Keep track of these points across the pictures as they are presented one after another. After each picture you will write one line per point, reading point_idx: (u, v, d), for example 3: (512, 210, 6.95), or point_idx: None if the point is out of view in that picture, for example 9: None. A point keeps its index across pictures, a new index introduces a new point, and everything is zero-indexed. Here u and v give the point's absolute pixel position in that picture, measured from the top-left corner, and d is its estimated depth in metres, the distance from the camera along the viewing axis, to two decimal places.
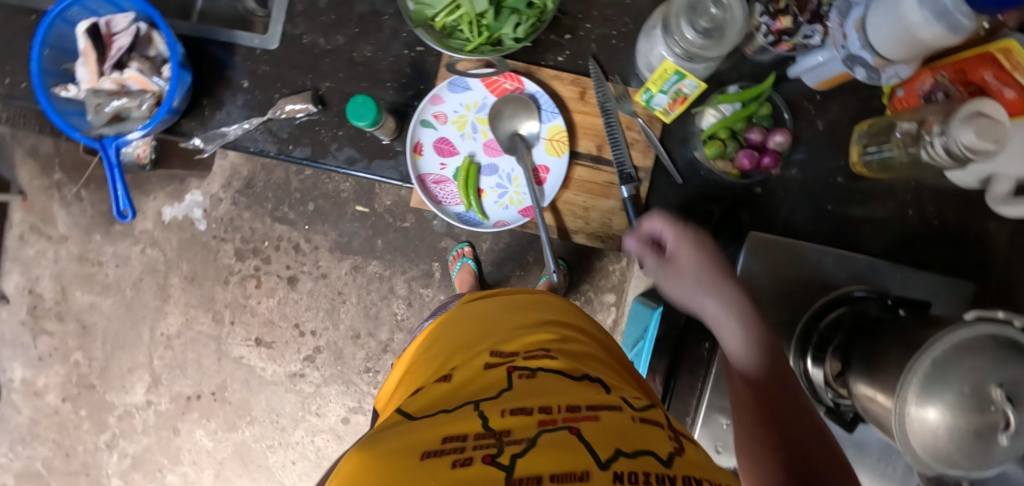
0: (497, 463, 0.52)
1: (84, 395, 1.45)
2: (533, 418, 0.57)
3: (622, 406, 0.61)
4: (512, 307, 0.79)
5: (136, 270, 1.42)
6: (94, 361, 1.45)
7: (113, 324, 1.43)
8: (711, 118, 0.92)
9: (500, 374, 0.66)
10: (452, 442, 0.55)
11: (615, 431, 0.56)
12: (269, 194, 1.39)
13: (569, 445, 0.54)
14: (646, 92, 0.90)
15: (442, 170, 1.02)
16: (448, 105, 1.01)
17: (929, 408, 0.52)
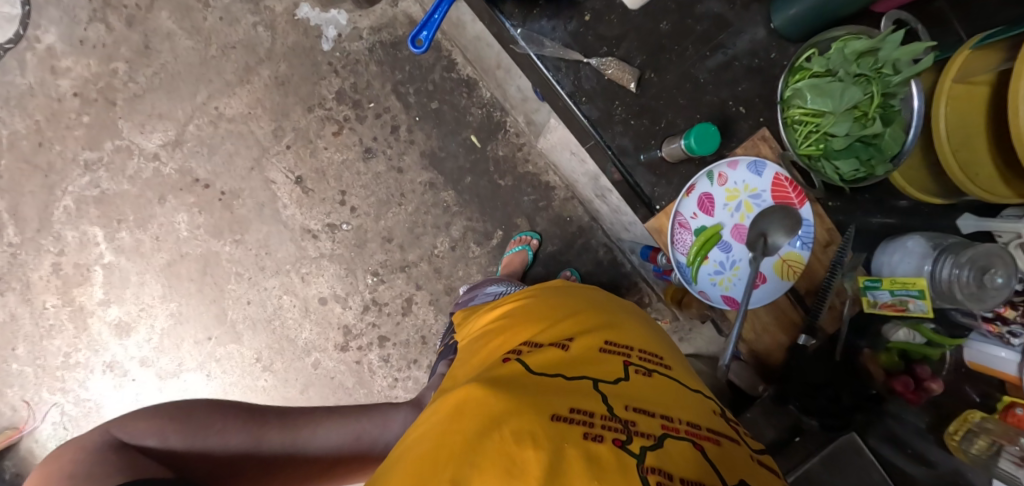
0: (625, 451, 0.50)
1: (99, 105, 1.31)
2: (659, 420, 0.53)
3: (742, 439, 0.57)
4: (633, 301, 0.74)
5: (234, 36, 1.31)
6: (132, 84, 1.31)
7: (176, 65, 1.31)
8: (900, 336, 0.79)
9: (619, 356, 0.60)
10: (579, 415, 0.53)
11: (738, 462, 0.53)
12: (407, 66, 1.34)
13: (694, 461, 0.50)
14: (872, 280, 0.78)
15: (688, 219, 0.83)
16: (736, 170, 0.83)
17: None
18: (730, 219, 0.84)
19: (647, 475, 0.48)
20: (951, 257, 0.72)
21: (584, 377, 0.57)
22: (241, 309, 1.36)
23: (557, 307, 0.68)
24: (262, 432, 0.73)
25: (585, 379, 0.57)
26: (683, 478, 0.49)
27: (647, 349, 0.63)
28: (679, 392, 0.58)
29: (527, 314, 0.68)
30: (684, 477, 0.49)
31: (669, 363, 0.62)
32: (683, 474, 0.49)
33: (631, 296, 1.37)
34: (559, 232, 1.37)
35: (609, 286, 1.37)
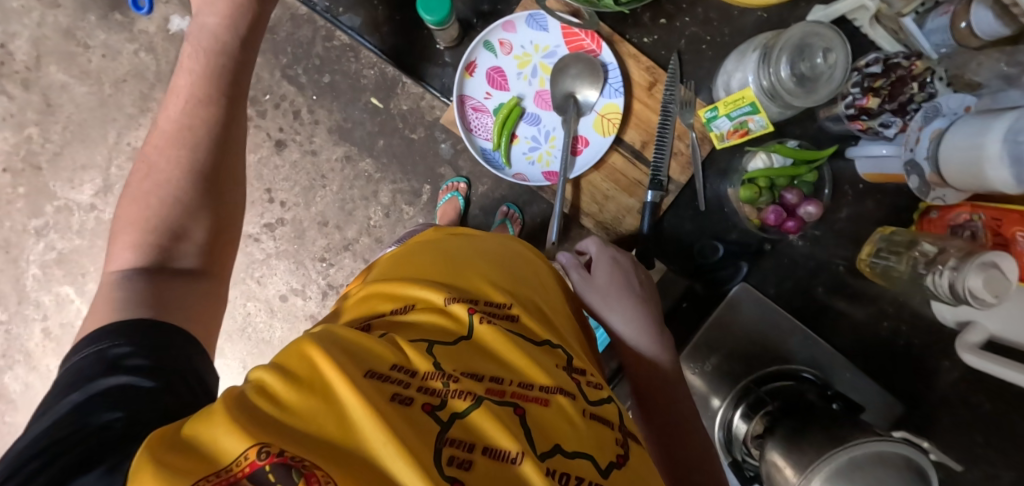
0: (434, 414, 0.50)
1: (28, 173, 1.37)
2: (482, 384, 0.54)
3: (580, 393, 0.58)
4: (501, 243, 0.74)
5: (122, 69, 1.33)
6: (48, 144, 1.36)
7: (80, 113, 1.35)
8: (758, 163, 0.88)
9: (461, 312, 0.61)
10: (398, 378, 0.52)
11: (558, 421, 0.53)
12: (287, 47, 1.31)
13: (511, 424, 0.50)
14: (712, 111, 0.87)
15: (486, 99, 1.00)
16: (518, 38, 0.99)
17: None
18: (530, 87, 1.00)
19: (446, 440, 0.48)
20: (769, 67, 0.79)
21: (417, 342, 0.57)
22: None
23: (411, 269, 0.69)
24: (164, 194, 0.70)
25: (417, 343, 0.57)
26: (486, 442, 0.49)
27: (490, 305, 0.63)
28: (516, 349, 0.58)
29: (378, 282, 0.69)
30: (491, 440, 0.49)
31: (511, 317, 0.63)
32: (491, 436, 0.49)
33: None
34: (485, 169, 1.32)
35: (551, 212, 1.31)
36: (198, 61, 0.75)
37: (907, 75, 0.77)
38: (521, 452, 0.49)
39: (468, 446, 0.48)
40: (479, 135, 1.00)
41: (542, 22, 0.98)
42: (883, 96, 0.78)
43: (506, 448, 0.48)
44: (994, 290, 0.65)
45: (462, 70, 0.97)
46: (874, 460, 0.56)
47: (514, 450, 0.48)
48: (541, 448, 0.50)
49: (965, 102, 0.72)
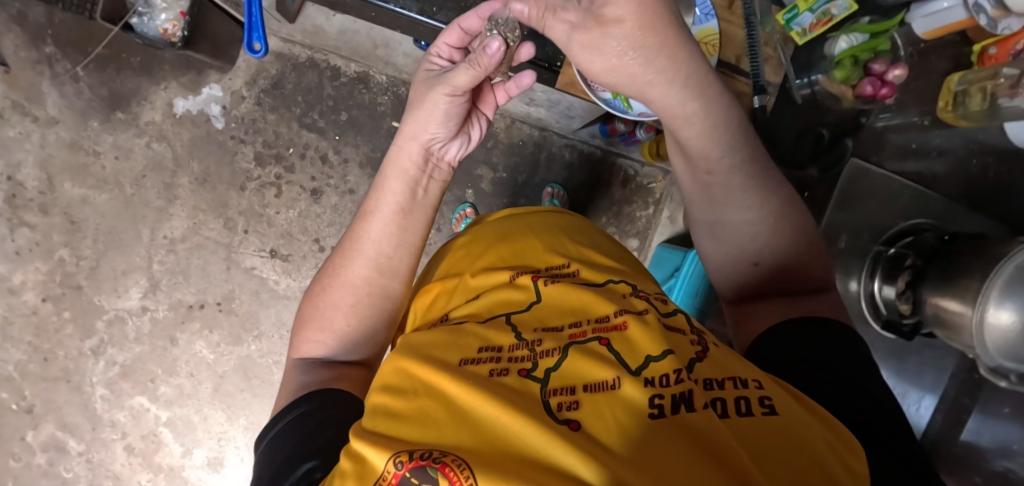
0: (531, 377, 0.48)
1: (69, 296, 1.33)
2: (564, 333, 0.53)
3: (650, 307, 0.56)
4: (545, 220, 0.76)
5: (138, 165, 1.31)
6: (83, 261, 1.33)
7: (107, 222, 1.32)
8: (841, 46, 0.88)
9: (528, 282, 0.61)
10: (487, 352, 0.52)
11: (644, 336, 0.50)
12: (298, 97, 1.32)
13: (603, 355, 0.48)
14: (791, 11, 0.87)
15: None
16: None
17: (1004, 312, 0.63)
18: None
19: (550, 393, 0.46)
20: None
21: (494, 318, 0.57)
22: None
23: (467, 263, 0.70)
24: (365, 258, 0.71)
25: (493, 320, 0.57)
26: (586, 382, 0.46)
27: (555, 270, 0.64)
28: (587, 293, 0.57)
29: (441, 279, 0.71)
30: (586, 377, 0.46)
31: (574, 272, 0.63)
32: (586, 375, 0.46)
33: (616, 176, 1.38)
34: (519, 158, 1.36)
35: (591, 179, 1.38)
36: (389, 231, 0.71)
37: None
38: (618, 377, 0.46)
39: (571, 392, 0.46)
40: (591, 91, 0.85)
41: None
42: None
43: (602, 378, 0.46)
44: None
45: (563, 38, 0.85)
46: None
47: (611, 378, 0.46)
48: (633, 364, 0.47)
49: None
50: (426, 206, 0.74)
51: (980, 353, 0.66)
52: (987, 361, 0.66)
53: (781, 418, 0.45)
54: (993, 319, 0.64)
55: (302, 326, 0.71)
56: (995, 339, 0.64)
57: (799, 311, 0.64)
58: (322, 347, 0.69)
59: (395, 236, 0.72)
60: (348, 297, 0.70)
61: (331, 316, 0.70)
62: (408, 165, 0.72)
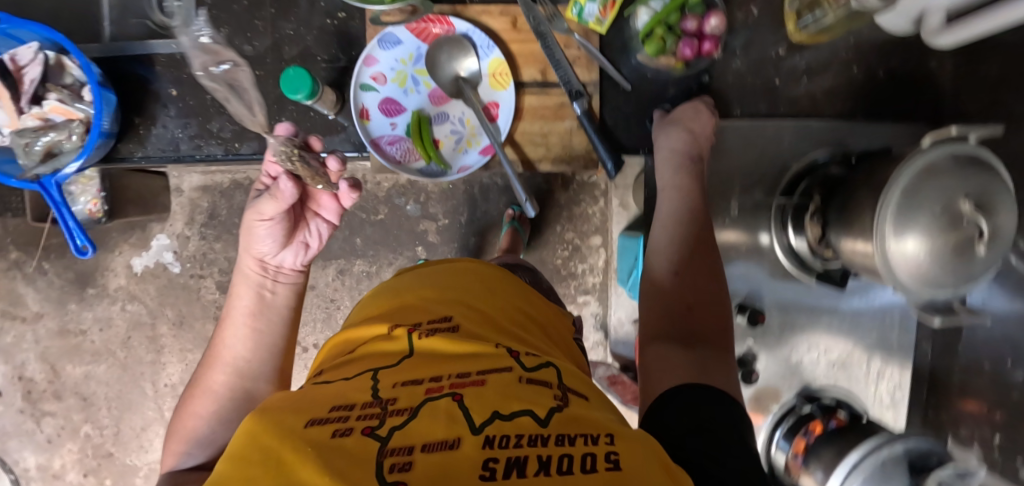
0: (373, 435, 0.42)
1: (104, 465, 1.42)
2: (420, 386, 0.47)
3: (516, 364, 0.51)
4: (437, 268, 0.70)
5: (121, 329, 1.39)
6: (105, 430, 1.42)
7: (113, 388, 1.40)
8: (645, 18, 0.71)
9: (402, 334, 0.56)
10: (337, 410, 0.45)
11: (503, 396, 0.45)
12: (235, 219, 1.36)
13: (451, 415, 0.43)
14: (574, 8, 0.71)
15: (394, 129, 0.76)
16: (384, 64, 0.75)
17: (908, 240, 0.57)
18: (423, 97, 0.77)
19: (385, 452, 0.40)
20: None
21: (359, 373, 0.51)
22: None
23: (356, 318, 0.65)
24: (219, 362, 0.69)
25: (358, 376, 0.51)
26: (424, 441, 0.41)
27: (435, 324, 0.58)
28: (462, 350, 0.53)
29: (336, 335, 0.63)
30: (429, 436, 0.41)
31: (455, 326, 0.57)
32: (427, 436, 0.41)
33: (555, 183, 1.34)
34: (455, 200, 1.34)
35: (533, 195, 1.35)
36: (243, 334, 0.70)
37: None
38: (458, 437, 0.41)
39: (408, 452, 0.40)
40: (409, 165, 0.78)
41: (393, 36, 0.75)
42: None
43: (441, 438, 0.41)
44: None
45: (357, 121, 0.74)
46: (924, 177, 0.57)
47: (450, 438, 0.41)
48: (477, 421, 0.43)
49: None
50: (280, 307, 0.74)
51: (898, 288, 0.60)
52: (917, 299, 0.59)
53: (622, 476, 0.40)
54: (899, 251, 0.57)
55: (170, 440, 0.65)
56: (908, 271, 0.57)
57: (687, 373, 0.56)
58: (182, 456, 0.63)
59: (249, 339, 0.70)
60: (209, 405, 0.66)
61: (193, 426, 0.64)
62: (251, 275, 0.73)
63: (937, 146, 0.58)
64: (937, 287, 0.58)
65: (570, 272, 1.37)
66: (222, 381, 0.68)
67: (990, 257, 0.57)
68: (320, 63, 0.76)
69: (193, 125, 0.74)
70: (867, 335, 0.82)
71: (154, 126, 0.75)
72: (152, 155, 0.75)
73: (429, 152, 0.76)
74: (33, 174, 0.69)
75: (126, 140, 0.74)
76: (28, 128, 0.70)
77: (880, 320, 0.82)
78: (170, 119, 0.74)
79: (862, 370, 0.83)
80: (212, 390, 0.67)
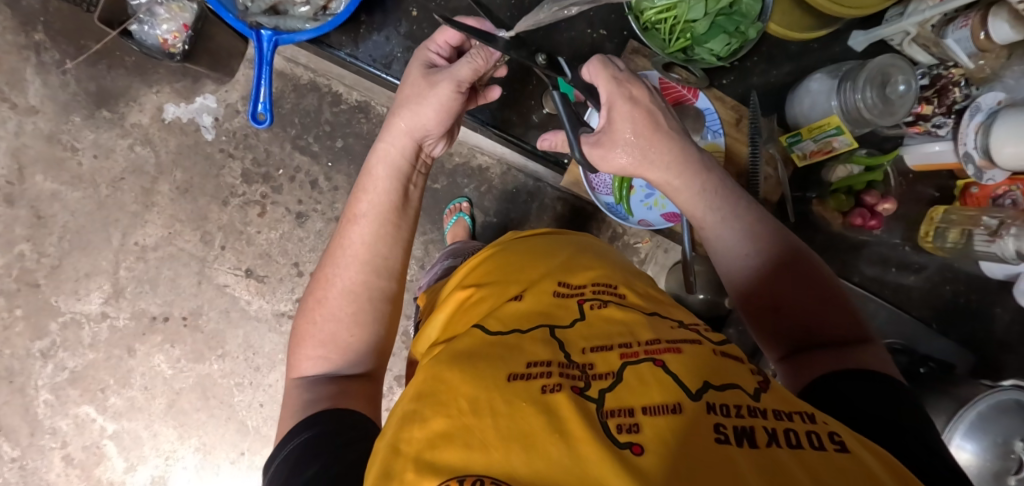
0: (586, 396, 0.46)
1: (23, 293, 1.27)
2: (614, 351, 0.50)
3: (703, 337, 0.53)
4: (585, 245, 0.72)
5: (118, 167, 1.27)
6: (44, 258, 1.27)
7: (77, 221, 1.26)
8: (839, 174, 0.89)
9: (570, 302, 0.57)
10: (536, 367, 0.49)
11: (705, 365, 0.48)
12: (295, 119, 1.29)
13: (653, 379, 0.46)
14: (794, 136, 0.87)
15: None
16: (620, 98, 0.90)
17: (965, 450, 0.68)
18: None
19: (606, 413, 0.44)
20: (851, 92, 0.79)
21: (536, 330, 0.54)
22: (258, 413, 1.35)
23: (498, 273, 0.66)
24: (346, 256, 0.68)
25: (534, 331, 0.53)
26: (642, 404, 0.45)
27: (599, 286, 0.60)
28: (639, 316, 0.54)
29: (479, 288, 0.66)
30: (646, 400, 0.45)
31: (620, 294, 0.59)
32: (644, 399, 0.45)
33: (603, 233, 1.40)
34: (511, 205, 1.36)
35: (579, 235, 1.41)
36: (367, 222, 0.69)
37: (948, 82, 0.85)
38: (678, 401, 0.45)
39: (629, 414, 0.44)
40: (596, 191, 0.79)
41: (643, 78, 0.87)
42: (934, 103, 0.85)
43: (661, 403, 0.44)
44: None
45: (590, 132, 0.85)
46: (996, 411, 0.69)
47: (671, 402, 0.44)
48: (693, 388, 0.46)
49: (997, 98, 0.84)
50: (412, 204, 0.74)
51: None
52: None
53: (855, 457, 0.42)
54: (954, 456, 0.69)
55: (300, 342, 0.65)
56: None
57: (840, 361, 0.58)
58: (316, 363, 0.63)
59: (378, 236, 0.69)
60: (344, 305, 0.65)
61: (324, 326, 0.64)
62: (399, 158, 0.74)
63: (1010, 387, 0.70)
64: None
65: None
66: (350, 277, 0.67)
67: None
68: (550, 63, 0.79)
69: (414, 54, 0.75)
70: None
71: None
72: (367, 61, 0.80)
73: (623, 192, 0.77)
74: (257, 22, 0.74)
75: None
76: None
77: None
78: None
79: None
80: (340, 285, 0.66)
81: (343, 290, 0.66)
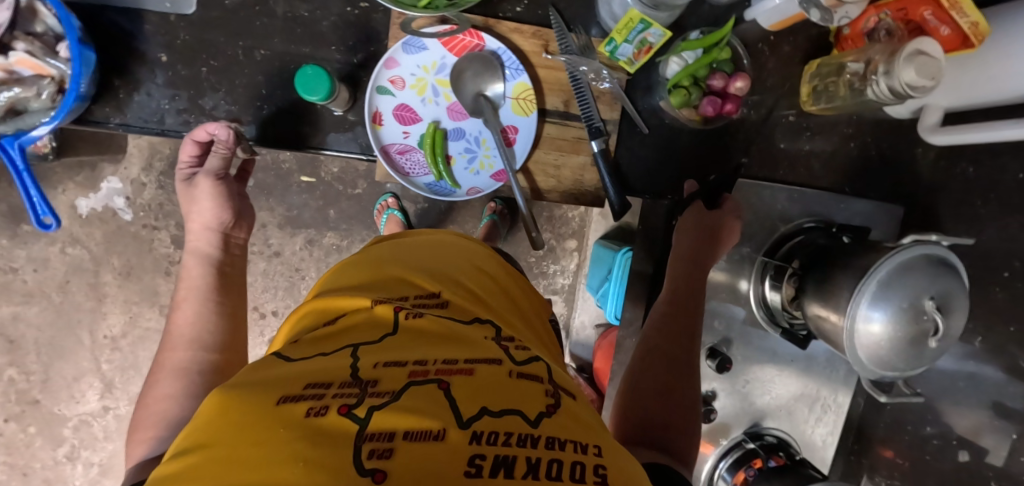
0: (351, 416, 0.39)
1: (28, 412, 1.35)
2: (405, 368, 0.44)
3: (506, 356, 0.48)
4: (429, 244, 0.65)
5: (60, 273, 1.30)
6: (32, 375, 1.34)
7: (45, 333, 1.32)
8: (675, 69, 0.67)
9: (386, 311, 0.52)
10: (313, 387, 0.42)
11: (496, 387, 0.43)
12: None
13: (432, 403, 0.40)
14: (609, 44, 0.66)
15: (405, 138, 0.70)
16: (404, 66, 0.68)
17: (875, 323, 0.60)
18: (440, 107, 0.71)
19: (364, 436, 0.38)
20: None
21: (339, 349, 0.48)
22: None
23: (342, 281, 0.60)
24: (175, 340, 0.64)
25: (337, 353, 0.47)
26: (408, 429, 0.38)
27: (422, 299, 0.56)
28: (449, 331, 0.50)
29: (313, 297, 0.59)
30: (411, 423, 0.39)
31: (442, 302, 0.55)
32: (412, 422, 0.39)
33: None
34: None
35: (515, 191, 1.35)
36: (194, 303, 0.67)
37: None
38: (443, 428, 0.39)
39: (389, 440, 0.37)
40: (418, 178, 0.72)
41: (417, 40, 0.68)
42: None
43: (424, 427, 0.38)
44: (929, 75, 0.61)
45: (369, 127, 0.68)
46: (900, 272, 0.60)
47: (437, 428, 0.39)
48: (465, 414, 0.40)
49: None
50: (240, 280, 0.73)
51: (853, 363, 0.63)
52: (869, 375, 0.63)
53: None
54: (864, 331, 0.61)
55: (135, 431, 0.59)
56: (868, 350, 0.61)
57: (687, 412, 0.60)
58: (151, 444, 0.56)
59: (204, 313, 0.67)
60: (173, 384, 0.60)
61: (160, 407, 0.59)
62: (211, 248, 0.72)
63: (916, 243, 0.61)
64: (888, 369, 0.61)
65: (541, 271, 1.34)
66: (179, 356, 0.63)
67: (938, 349, 0.60)
68: (332, 53, 0.68)
69: (183, 98, 0.67)
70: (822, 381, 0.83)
71: (136, 93, 0.66)
72: (129, 124, 0.67)
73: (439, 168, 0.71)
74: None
75: (102, 103, 0.65)
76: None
77: (827, 370, 0.83)
78: (156, 87, 0.66)
79: (804, 414, 0.84)
80: (172, 364, 0.62)
81: (174, 371, 0.62)
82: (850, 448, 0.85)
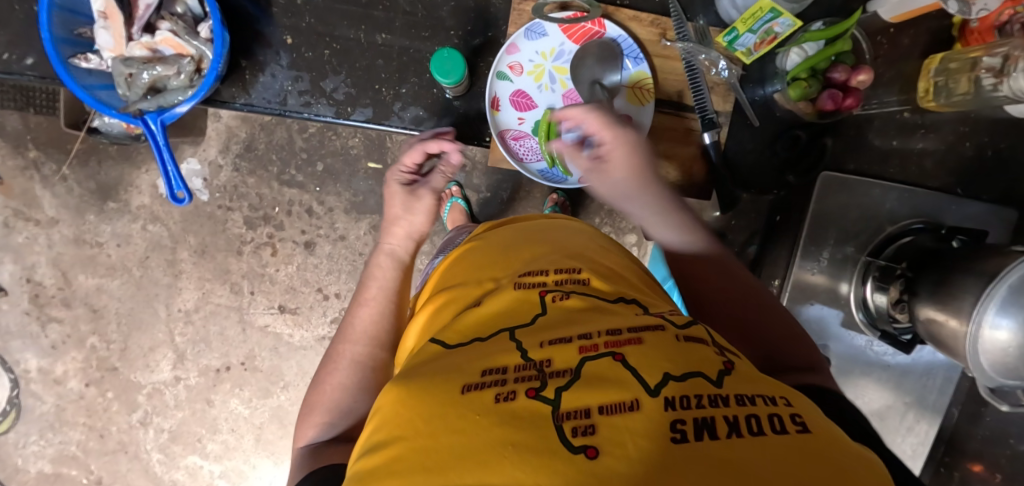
0: (541, 398, 0.37)
1: (107, 378, 1.40)
2: (572, 342, 0.41)
3: (665, 319, 0.44)
4: (546, 226, 0.61)
5: (140, 248, 1.35)
6: (112, 344, 1.39)
7: (125, 305, 1.38)
8: (794, 60, 0.66)
9: (531, 295, 0.48)
10: (493, 374, 0.39)
11: (671, 353, 0.39)
12: (272, 156, 1.32)
13: (613, 377, 0.37)
14: (729, 34, 0.64)
15: (520, 124, 0.71)
16: (523, 54, 0.69)
17: (1002, 329, 0.57)
18: (556, 94, 0.71)
19: (561, 415, 0.35)
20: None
21: (497, 335, 0.44)
22: None
23: (471, 267, 0.56)
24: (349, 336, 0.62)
25: (494, 337, 0.44)
26: (599, 403, 0.36)
27: (561, 272, 0.51)
28: (601, 307, 0.46)
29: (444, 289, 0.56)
30: (603, 398, 0.36)
31: (583, 277, 0.50)
32: (600, 397, 0.36)
33: None
34: (500, 176, 1.32)
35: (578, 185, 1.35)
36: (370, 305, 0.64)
37: None
38: (635, 398, 0.36)
39: (585, 416, 0.35)
40: (530, 165, 0.72)
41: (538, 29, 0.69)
42: None
43: (617, 401, 0.36)
44: None
45: (488, 112, 0.69)
46: None
47: (628, 398, 0.36)
48: (651, 382, 0.37)
49: None
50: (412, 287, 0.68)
51: (972, 371, 0.60)
52: (987, 383, 0.60)
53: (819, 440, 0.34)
54: (990, 337, 0.58)
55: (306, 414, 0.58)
56: (992, 357, 0.58)
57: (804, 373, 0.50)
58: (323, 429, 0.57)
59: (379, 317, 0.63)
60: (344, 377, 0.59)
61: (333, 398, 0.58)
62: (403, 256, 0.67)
63: None
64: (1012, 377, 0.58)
65: None
66: (354, 349, 0.61)
67: None
68: (451, 37, 0.69)
69: (305, 79, 0.67)
70: (914, 391, 0.81)
71: (262, 74, 0.67)
72: (255, 104, 0.68)
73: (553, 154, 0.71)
74: (137, 109, 0.65)
75: (231, 83, 0.67)
76: (134, 57, 0.66)
77: (923, 379, 0.81)
78: (280, 68, 0.67)
79: (895, 422, 0.81)
80: (348, 357, 0.60)
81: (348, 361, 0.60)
82: (941, 459, 0.81)
